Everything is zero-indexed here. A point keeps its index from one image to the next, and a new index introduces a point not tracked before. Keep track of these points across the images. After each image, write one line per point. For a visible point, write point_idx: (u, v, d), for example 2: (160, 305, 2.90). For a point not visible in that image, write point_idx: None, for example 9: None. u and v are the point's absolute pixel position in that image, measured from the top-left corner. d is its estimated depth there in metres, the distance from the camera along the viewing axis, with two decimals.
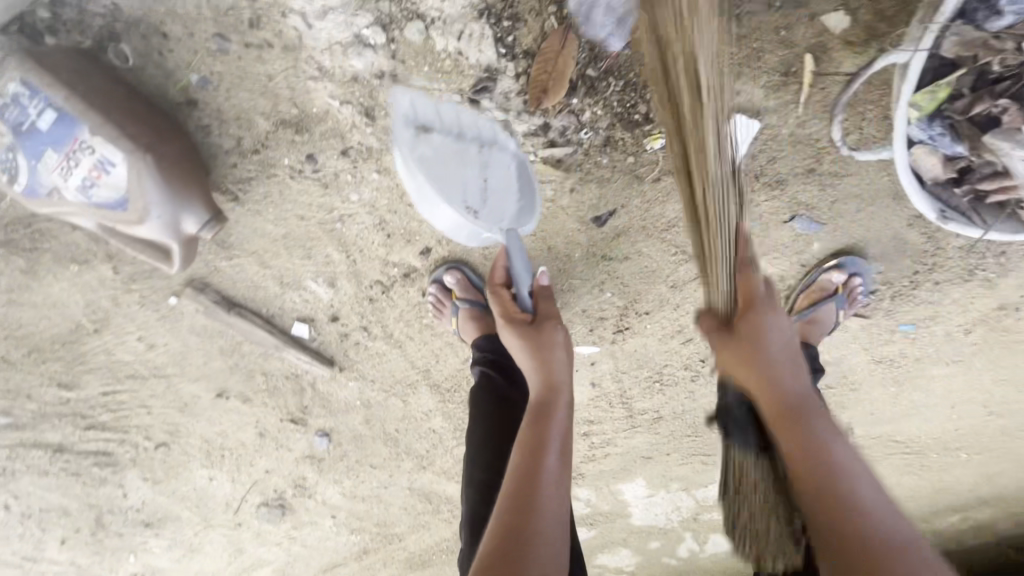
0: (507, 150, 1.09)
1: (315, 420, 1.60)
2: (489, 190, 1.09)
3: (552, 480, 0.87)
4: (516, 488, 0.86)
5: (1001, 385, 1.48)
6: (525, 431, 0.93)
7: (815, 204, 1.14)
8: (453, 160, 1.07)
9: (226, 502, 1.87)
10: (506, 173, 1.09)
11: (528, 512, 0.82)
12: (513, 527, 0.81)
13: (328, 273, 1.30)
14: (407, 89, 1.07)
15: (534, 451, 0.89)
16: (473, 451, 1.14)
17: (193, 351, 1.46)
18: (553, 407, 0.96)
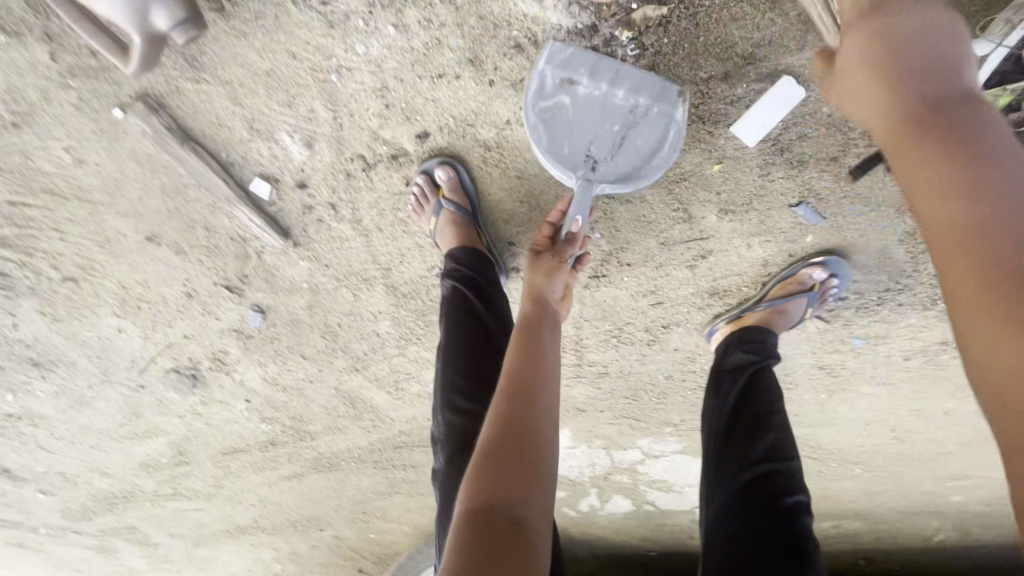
0: (665, 113, 1.03)
1: (252, 293, 1.47)
2: (630, 149, 1.07)
3: (541, 382, 0.93)
4: (506, 392, 0.91)
5: (914, 414, 1.60)
6: (514, 343, 1.00)
7: (824, 195, 1.13)
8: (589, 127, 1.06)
9: (132, 360, 1.72)
10: (652, 136, 1.05)
11: (518, 412, 0.88)
12: (504, 426, 0.86)
13: (308, 131, 1.16)
14: (560, 45, 1.00)
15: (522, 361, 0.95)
16: (447, 374, 1.11)
17: (128, 181, 1.28)
18: (544, 320, 1.03)
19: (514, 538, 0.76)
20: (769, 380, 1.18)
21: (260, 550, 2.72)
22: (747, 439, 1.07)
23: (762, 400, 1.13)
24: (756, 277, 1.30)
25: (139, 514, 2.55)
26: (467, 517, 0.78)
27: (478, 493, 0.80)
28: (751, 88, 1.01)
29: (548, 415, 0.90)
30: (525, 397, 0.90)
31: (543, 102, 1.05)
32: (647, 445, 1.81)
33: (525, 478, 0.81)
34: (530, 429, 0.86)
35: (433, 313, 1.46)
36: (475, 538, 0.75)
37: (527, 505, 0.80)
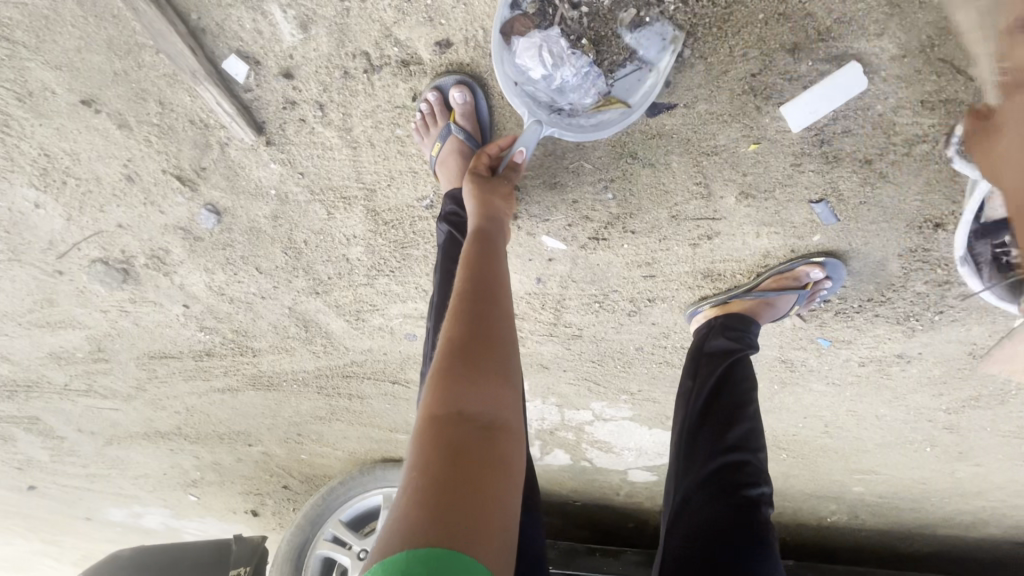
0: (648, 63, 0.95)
1: (207, 190, 1.28)
2: (598, 96, 1.00)
3: (494, 293, 0.92)
4: (457, 311, 0.90)
5: (849, 414, 1.68)
6: (464, 258, 0.98)
7: (847, 196, 1.09)
8: (566, 58, 0.96)
9: (50, 241, 1.50)
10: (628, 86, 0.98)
11: (475, 322, 0.88)
12: (458, 344, 0.85)
13: (305, 9, 0.97)
14: None
15: (472, 275, 0.94)
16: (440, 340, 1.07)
17: (63, 25, 1.03)
18: (494, 239, 1.01)
19: (479, 440, 0.76)
20: (746, 370, 1.17)
21: (180, 456, 2.61)
22: (718, 428, 1.08)
23: (736, 388, 1.13)
24: (753, 266, 1.27)
25: (44, 405, 2.35)
26: (428, 426, 0.77)
27: (437, 404, 0.78)
28: (816, 69, 0.93)
29: (502, 324, 0.90)
30: (477, 311, 0.89)
31: (518, 19, 0.94)
32: (598, 409, 1.83)
33: (487, 383, 0.81)
34: (483, 339, 0.86)
35: (411, 247, 1.35)
36: (441, 445, 0.74)
37: (487, 407, 0.80)
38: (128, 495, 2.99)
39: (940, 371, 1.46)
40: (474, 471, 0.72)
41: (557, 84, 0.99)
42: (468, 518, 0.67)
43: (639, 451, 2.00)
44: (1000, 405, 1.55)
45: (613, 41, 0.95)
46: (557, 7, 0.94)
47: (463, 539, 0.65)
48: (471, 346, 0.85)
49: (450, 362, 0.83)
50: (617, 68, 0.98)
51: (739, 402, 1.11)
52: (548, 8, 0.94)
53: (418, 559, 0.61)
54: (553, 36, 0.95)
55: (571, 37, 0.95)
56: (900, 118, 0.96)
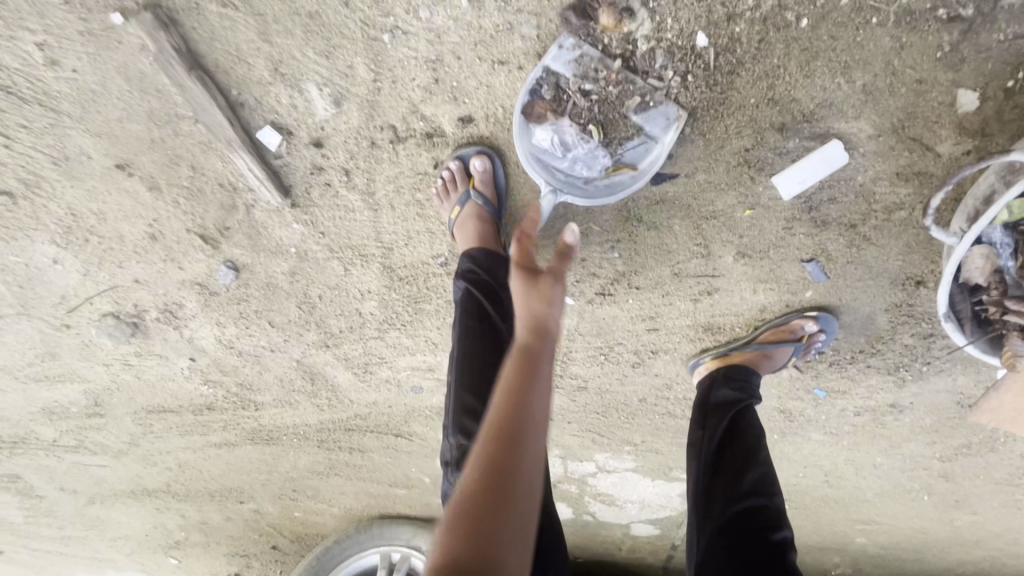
0: (655, 138, 1.04)
1: (228, 247, 1.33)
2: (609, 166, 1.07)
3: (540, 366, 0.73)
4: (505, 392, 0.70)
5: (848, 464, 1.72)
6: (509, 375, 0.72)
7: (835, 256, 1.18)
8: (580, 138, 1.05)
9: (62, 296, 1.52)
10: (639, 158, 1.06)
11: (523, 398, 0.69)
12: (500, 429, 0.67)
13: (340, 88, 1.06)
14: (573, 45, 0.97)
15: (520, 353, 0.74)
16: (462, 396, 1.06)
17: (107, 98, 1.11)
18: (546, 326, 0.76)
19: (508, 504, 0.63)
20: (751, 419, 1.21)
21: (165, 515, 2.52)
22: (732, 475, 1.10)
23: (744, 437, 1.17)
24: (751, 320, 1.34)
25: (27, 462, 2.28)
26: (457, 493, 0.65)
27: (470, 471, 0.65)
28: (803, 145, 1.03)
29: (548, 392, 0.72)
30: (523, 388, 0.70)
31: (536, 104, 1.02)
32: (601, 460, 1.84)
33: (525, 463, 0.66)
34: (528, 418, 0.69)
35: (424, 302, 1.40)
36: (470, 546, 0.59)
37: (523, 470, 0.66)
38: (104, 559, 2.83)
39: (931, 419, 1.52)
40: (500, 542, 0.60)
41: (573, 158, 1.07)
42: None
43: (642, 503, 1.99)
44: (990, 452, 1.61)
45: (621, 121, 1.03)
46: (570, 94, 1.02)
47: None
48: (518, 424, 0.68)
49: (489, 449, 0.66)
50: (625, 143, 1.05)
51: (749, 450, 1.14)
52: (562, 94, 1.02)
53: None
54: (567, 120, 1.03)
55: (583, 118, 1.04)
56: (880, 188, 1.06)
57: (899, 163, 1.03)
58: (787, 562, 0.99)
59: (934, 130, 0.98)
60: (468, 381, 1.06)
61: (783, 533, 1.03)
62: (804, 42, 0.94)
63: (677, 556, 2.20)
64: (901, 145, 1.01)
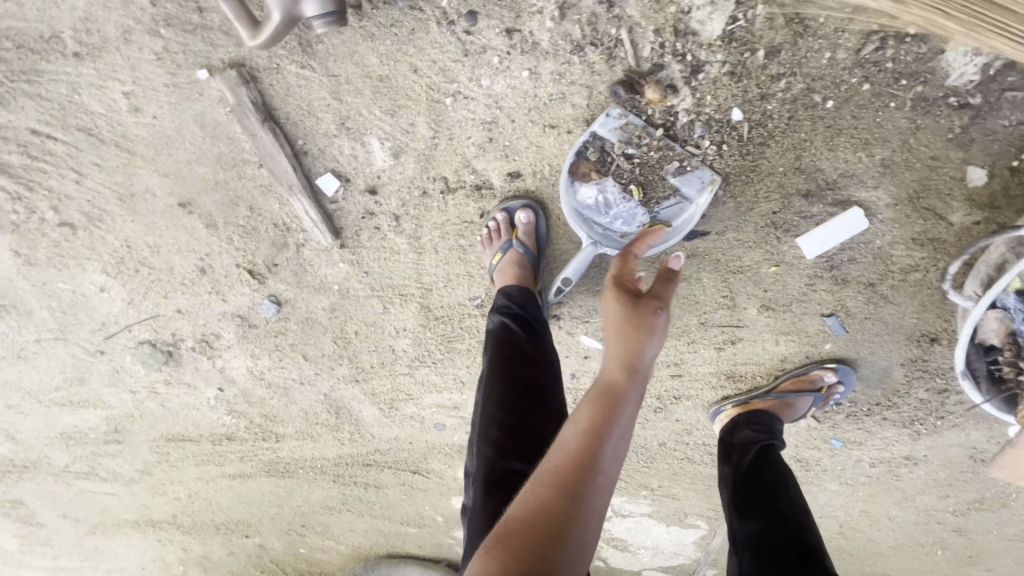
0: (690, 198, 1.12)
1: (273, 282, 1.39)
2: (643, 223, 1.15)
3: (623, 412, 0.80)
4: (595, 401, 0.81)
5: (863, 515, 1.73)
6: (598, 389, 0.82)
7: (854, 312, 1.24)
8: (621, 195, 1.12)
9: (102, 323, 1.56)
10: (673, 215, 1.14)
11: (604, 409, 0.79)
12: (583, 430, 0.78)
13: (399, 142, 1.15)
14: (619, 115, 1.06)
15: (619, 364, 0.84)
16: (491, 408, 1.07)
17: (181, 142, 1.20)
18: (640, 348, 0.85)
19: (568, 532, 0.70)
20: (775, 455, 1.20)
21: (166, 548, 2.47)
22: (765, 499, 1.08)
23: (770, 468, 1.16)
24: (771, 370, 1.40)
25: (34, 488, 2.26)
26: (529, 495, 0.75)
27: (559, 454, 0.77)
28: (826, 210, 1.11)
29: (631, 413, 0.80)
30: (608, 402, 0.80)
31: (581, 163, 1.11)
32: (617, 503, 1.85)
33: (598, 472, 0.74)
34: (608, 431, 0.77)
35: (456, 341, 1.45)
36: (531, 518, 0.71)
37: (594, 494, 0.73)
38: None
39: (945, 473, 1.55)
40: (555, 562, 0.68)
41: (612, 213, 1.14)
42: None
43: (655, 550, 1.98)
44: (1003, 507, 1.63)
45: (659, 183, 1.11)
46: (614, 158, 1.10)
47: None
48: (596, 435, 0.77)
49: (570, 445, 0.77)
50: (661, 202, 1.13)
51: (777, 479, 1.12)
52: (606, 157, 1.10)
53: None
54: (608, 182, 1.11)
55: (625, 179, 1.11)
56: (896, 252, 1.14)
57: (914, 230, 1.11)
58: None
59: (947, 202, 1.07)
60: (497, 392, 1.08)
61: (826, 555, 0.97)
62: (829, 119, 1.04)
63: None
64: (916, 214, 1.09)
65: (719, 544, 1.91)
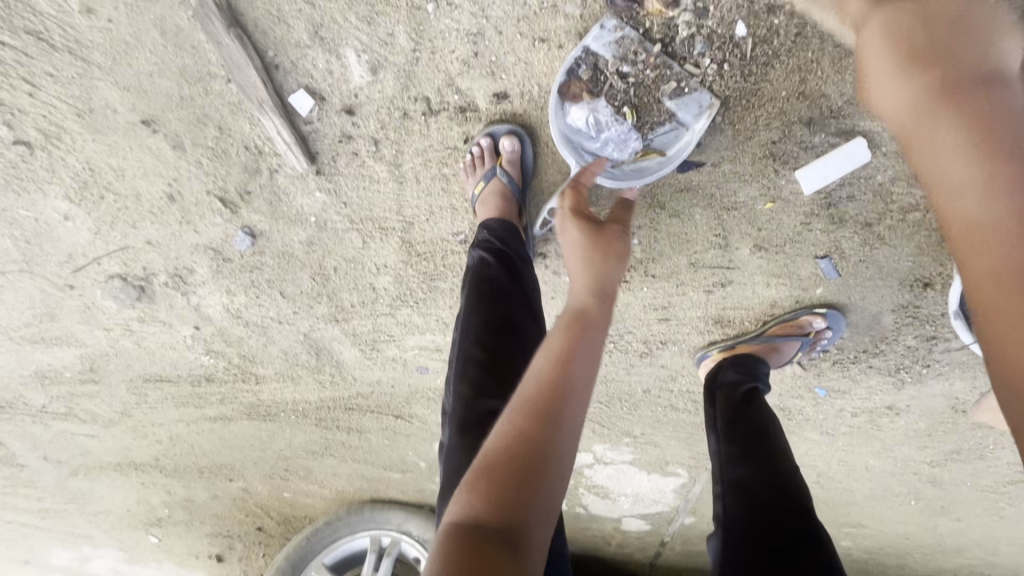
0: (686, 124, 1.07)
1: (246, 212, 1.32)
2: (637, 151, 1.10)
3: (592, 337, 0.80)
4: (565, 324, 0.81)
5: (840, 465, 1.75)
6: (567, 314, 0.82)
7: (848, 255, 1.21)
8: (612, 119, 1.07)
9: (69, 254, 1.50)
10: (666, 143, 1.10)
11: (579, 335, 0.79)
12: (558, 354, 0.76)
13: (378, 56, 1.07)
14: (614, 27, 1.00)
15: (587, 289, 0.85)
16: (468, 347, 1.04)
17: (140, 51, 1.10)
18: (607, 272, 0.88)
19: (552, 453, 0.68)
20: (758, 399, 1.17)
21: (150, 490, 2.48)
22: (749, 441, 1.07)
23: (754, 412, 1.13)
24: (760, 315, 1.37)
25: (11, 428, 2.23)
26: (507, 422, 0.71)
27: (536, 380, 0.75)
28: (827, 141, 1.06)
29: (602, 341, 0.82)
30: (580, 327, 0.80)
31: (572, 82, 1.05)
32: (599, 450, 1.86)
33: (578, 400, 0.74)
34: (583, 357, 0.77)
35: (439, 280, 1.40)
36: (518, 447, 0.68)
37: (575, 420, 0.72)
38: (81, 534, 2.78)
39: (925, 423, 1.56)
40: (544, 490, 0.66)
41: (602, 139, 1.09)
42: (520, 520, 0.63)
43: (635, 497, 2.00)
44: (979, 460, 1.65)
45: (654, 107, 1.07)
46: (607, 77, 1.05)
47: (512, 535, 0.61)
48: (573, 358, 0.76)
49: (547, 369, 0.75)
50: (655, 128, 1.09)
51: (761, 425, 1.09)
52: (599, 75, 1.05)
53: None
54: (600, 104, 1.06)
55: (617, 101, 1.07)
56: (897, 188, 1.10)
57: None
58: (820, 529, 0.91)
59: None
60: (476, 331, 1.04)
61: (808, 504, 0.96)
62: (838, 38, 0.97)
63: (665, 552, 2.22)
64: None
65: (699, 492, 1.94)
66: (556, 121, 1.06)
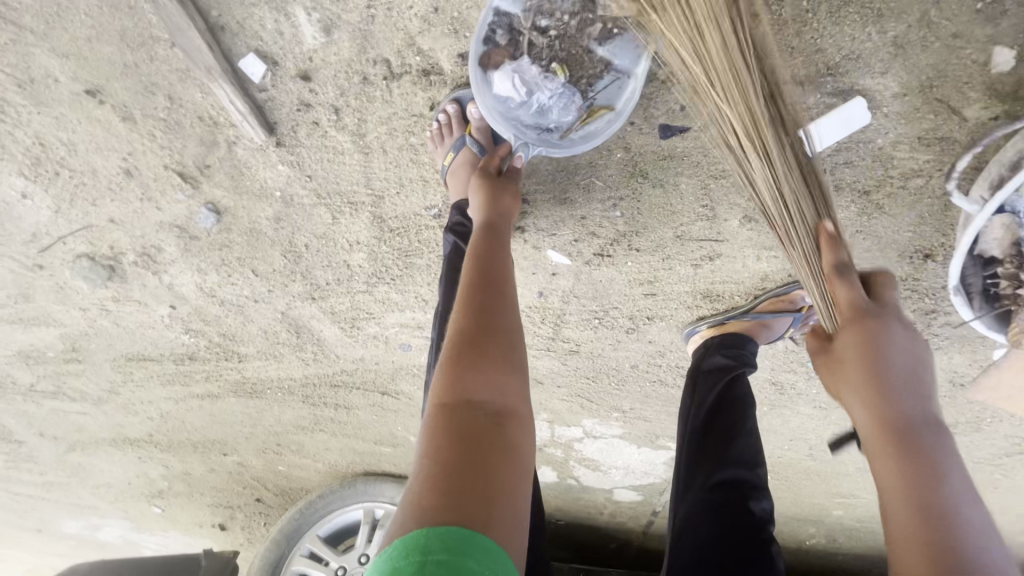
0: (623, 76, 1.02)
1: (208, 187, 1.25)
2: (581, 110, 1.06)
3: (499, 301, 0.89)
4: (466, 299, 0.89)
5: (833, 438, 1.72)
6: (466, 295, 0.89)
7: (844, 226, 1.13)
8: (543, 83, 1.04)
9: (33, 234, 1.44)
10: (608, 99, 1.04)
11: (482, 308, 0.87)
12: (465, 333, 0.84)
13: (330, 14, 0.98)
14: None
15: (487, 264, 0.93)
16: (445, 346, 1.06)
17: (75, 13, 1.02)
18: (501, 241, 0.98)
19: (482, 420, 0.75)
20: (743, 388, 1.17)
21: (148, 465, 2.50)
22: (722, 439, 1.08)
23: (731, 402, 1.14)
24: (751, 289, 1.30)
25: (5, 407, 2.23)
26: (432, 420, 0.77)
27: (443, 368, 0.81)
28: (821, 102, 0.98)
29: (506, 308, 0.89)
30: (485, 299, 0.89)
31: (488, 50, 1.01)
32: (588, 425, 1.83)
33: (493, 367, 0.81)
34: (488, 327, 0.85)
35: (415, 256, 1.34)
36: (455, 431, 0.74)
37: (498, 380, 0.80)
38: (87, 506, 2.84)
39: None
40: (486, 453, 0.72)
41: (539, 107, 1.06)
42: (471, 488, 0.68)
43: (626, 469, 1.99)
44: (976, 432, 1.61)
45: (585, 59, 1.03)
46: (525, 35, 1.01)
47: (472, 504, 0.66)
48: (481, 330, 0.85)
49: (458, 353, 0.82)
50: (589, 79, 1.04)
51: (735, 419, 1.11)
52: (517, 37, 1.01)
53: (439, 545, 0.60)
54: (525, 65, 1.02)
55: (544, 62, 1.03)
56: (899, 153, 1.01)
57: (923, 126, 0.97)
58: (762, 535, 0.97)
59: (963, 92, 0.93)
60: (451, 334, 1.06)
61: (763, 507, 1.02)
62: None
63: (657, 522, 2.23)
64: (926, 107, 0.95)
65: None
66: (483, 96, 1.03)
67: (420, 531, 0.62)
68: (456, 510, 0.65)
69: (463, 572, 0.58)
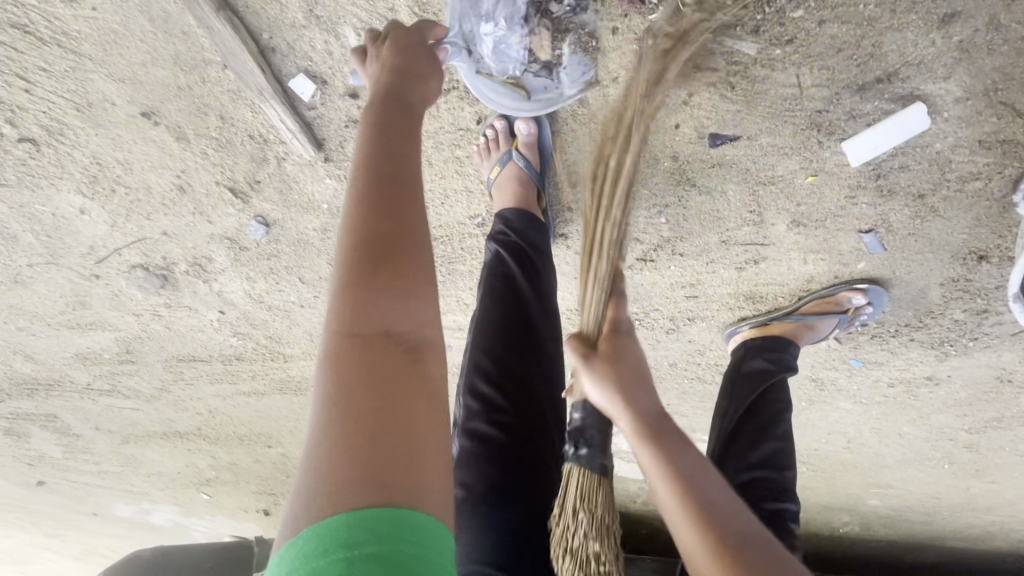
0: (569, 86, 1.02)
1: (258, 201, 1.29)
2: (510, 78, 1.02)
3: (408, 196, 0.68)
4: (363, 196, 0.66)
5: (873, 432, 1.71)
6: (362, 186, 0.66)
7: (896, 228, 1.12)
8: (514, 22, 0.95)
9: (90, 246, 1.50)
10: (537, 85, 1.03)
11: (383, 206, 0.65)
12: (366, 245, 0.63)
13: None
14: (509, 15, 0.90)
15: (391, 149, 0.70)
16: (476, 352, 0.98)
17: (131, 39, 1.04)
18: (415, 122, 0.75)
19: (398, 362, 0.59)
20: (781, 392, 1.17)
21: (196, 455, 2.62)
22: (751, 441, 1.08)
23: (765, 406, 1.13)
24: (795, 291, 1.29)
25: (63, 404, 2.35)
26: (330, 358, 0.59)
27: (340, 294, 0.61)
28: (878, 107, 0.96)
29: (416, 204, 0.68)
30: (388, 192, 0.67)
31: None
32: None
33: (409, 291, 0.63)
34: (392, 233, 0.64)
35: (458, 262, 1.36)
36: (366, 379, 0.57)
37: (416, 309, 0.63)
38: (139, 492, 3.00)
39: (967, 393, 1.50)
40: (407, 402, 0.57)
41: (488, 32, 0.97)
42: (393, 449, 0.54)
43: None
44: (1021, 426, 1.59)
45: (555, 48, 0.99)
46: None
47: (393, 470, 0.53)
48: (388, 238, 0.64)
49: (360, 275, 0.62)
50: (541, 64, 1.00)
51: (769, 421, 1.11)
52: None
53: (360, 532, 0.49)
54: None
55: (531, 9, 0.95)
56: (957, 156, 0.99)
57: (983, 130, 0.95)
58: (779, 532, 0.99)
59: None
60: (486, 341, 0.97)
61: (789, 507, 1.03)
62: None
63: None
64: (989, 110, 0.93)
65: None
66: None
67: (338, 519, 0.49)
68: (375, 480, 0.52)
69: (400, 563, 0.48)
